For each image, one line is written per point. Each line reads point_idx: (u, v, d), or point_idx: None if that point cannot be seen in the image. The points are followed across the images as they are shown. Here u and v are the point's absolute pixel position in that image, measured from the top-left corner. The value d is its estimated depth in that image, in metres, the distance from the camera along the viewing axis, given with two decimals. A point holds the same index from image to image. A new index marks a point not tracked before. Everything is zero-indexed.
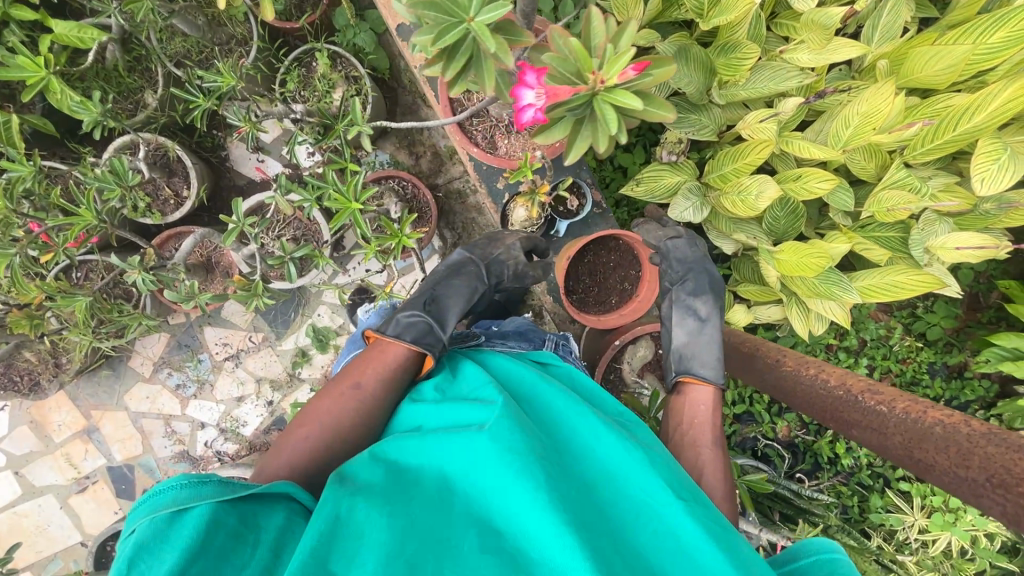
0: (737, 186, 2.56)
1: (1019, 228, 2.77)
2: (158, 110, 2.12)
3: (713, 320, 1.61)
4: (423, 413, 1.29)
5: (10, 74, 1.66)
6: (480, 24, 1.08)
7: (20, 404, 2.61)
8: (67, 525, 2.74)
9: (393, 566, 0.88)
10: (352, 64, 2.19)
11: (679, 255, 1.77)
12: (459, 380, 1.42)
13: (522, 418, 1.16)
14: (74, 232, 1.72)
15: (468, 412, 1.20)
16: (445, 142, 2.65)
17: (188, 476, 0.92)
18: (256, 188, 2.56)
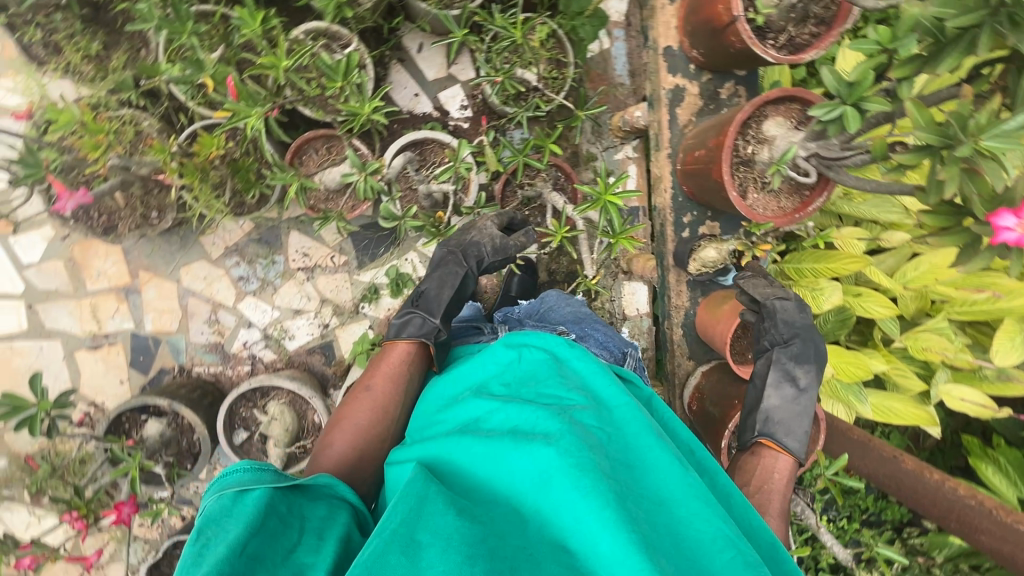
0: (813, 283, 2.51)
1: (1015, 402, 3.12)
2: (369, 10, 2.05)
3: (812, 392, 1.50)
4: (486, 407, 1.16)
5: None
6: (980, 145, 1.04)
7: (70, 237, 2.43)
8: (65, 377, 2.52)
9: (468, 568, 0.77)
10: (563, 48, 2.23)
11: (787, 317, 1.59)
12: (526, 376, 1.25)
13: (591, 431, 1.02)
14: (352, 124, 1.80)
15: (536, 416, 1.05)
16: (591, 147, 2.54)
17: (250, 463, 1.02)
18: (403, 118, 2.42)
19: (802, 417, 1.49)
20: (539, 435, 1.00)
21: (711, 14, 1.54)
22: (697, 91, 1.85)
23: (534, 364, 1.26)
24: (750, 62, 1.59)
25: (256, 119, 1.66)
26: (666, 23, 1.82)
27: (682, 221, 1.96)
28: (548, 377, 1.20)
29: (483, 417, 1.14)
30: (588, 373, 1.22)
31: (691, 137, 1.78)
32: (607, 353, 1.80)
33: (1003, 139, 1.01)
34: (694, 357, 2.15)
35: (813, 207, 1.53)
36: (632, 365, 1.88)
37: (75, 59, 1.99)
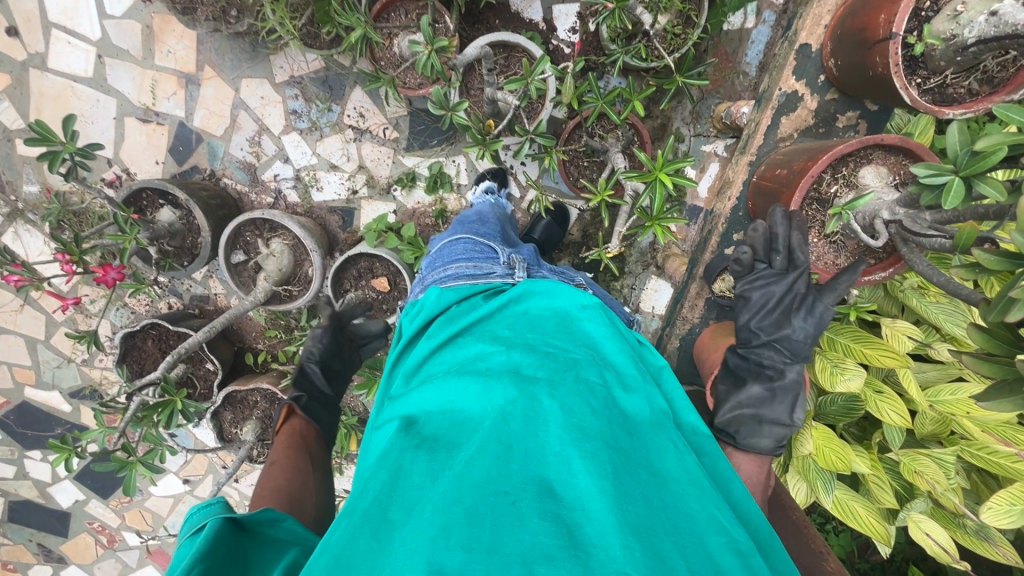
0: (838, 357, 2.25)
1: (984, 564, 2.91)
2: None
3: (784, 391, 1.34)
4: (487, 344, 1.11)
5: None
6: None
7: (153, 5, 2.41)
8: (110, 136, 2.61)
9: (450, 520, 0.72)
10: (699, 5, 1.98)
11: (763, 305, 1.40)
12: (537, 320, 1.18)
13: (592, 395, 0.97)
14: None
15: (539, 367, 1.00)
16: (679, 126, 2.33)
17: (211, 501, 1.08)
18: (506, 15, 2.26)
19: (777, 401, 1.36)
20: (539, 384, 0.96)
21: (869, 21, 1.31)
22: (813, 107, 1.63)
23: (542, 312, 1.20)
24: (885, 96, 1.37)
25: None
26: (817, 18, 1.57)
27: (731, 237, 1.80)
28: (555, 328, 1.14)
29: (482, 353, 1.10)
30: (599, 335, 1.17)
31: (784, 151, 1.59)
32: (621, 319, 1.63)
33: None
34: (680, 374, 2.04)
35: (867, 277, 1.37)
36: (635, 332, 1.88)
37: None
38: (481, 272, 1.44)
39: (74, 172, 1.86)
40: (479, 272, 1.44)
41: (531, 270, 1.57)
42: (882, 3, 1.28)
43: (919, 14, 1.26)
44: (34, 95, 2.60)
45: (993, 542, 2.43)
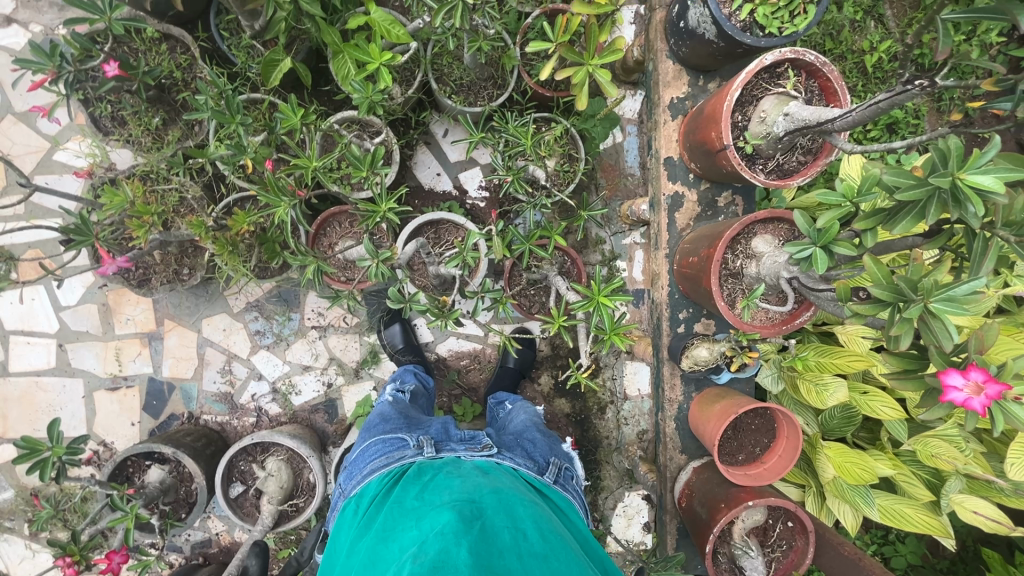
0: (816, 375, 2.37)
1: None
2: (400, 104, 2.24)
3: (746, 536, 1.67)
4: (403, 519, 1.21)
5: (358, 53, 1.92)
6: (935, 308, 0.98)
7: (105, 285, 2.61)
8: (81, 415, 2.65)
9: None
10: (576, 143, 2.39)
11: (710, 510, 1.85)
12: (446, 482, 1.32)
13: (493, 535, 1.10)
14: (368, 220, 1.90)
15: (444, 519, 1.12)
16: (597, 231, 2.63)
17: None
18: (423, 195, 2.60)
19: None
20: (449, 534, 1.07)
21: (706, 137, 1.67)
22: (696, 198, 1.96)
23: (448, 476, 1.34)
24: (744, 181, 1.71)
25: (285, 208, 1.80)
26: (668, 135, 1.95)
27: (678, 316, 2.03)
28: (460, 484, 1.28)
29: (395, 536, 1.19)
30: (502, 484, 1.33)
31: (688, 240, 1.89)
32: (531, 462, 1.63)
33: (953, 303, 0.96)
34: (687, 452, 2.15)
35: (799, 320, 1.59)
36: (559, 474, 1.68)
37: (135, 130, 2.22)
38: (392, 459, 1.54)
39: (63, 471, 1.90)
40: (391, 460, 1.53)
41: (442, 443, 1.60)
42: (709, 124, 1.64)
43: (737, 125, 1.63)
44: None
45: None
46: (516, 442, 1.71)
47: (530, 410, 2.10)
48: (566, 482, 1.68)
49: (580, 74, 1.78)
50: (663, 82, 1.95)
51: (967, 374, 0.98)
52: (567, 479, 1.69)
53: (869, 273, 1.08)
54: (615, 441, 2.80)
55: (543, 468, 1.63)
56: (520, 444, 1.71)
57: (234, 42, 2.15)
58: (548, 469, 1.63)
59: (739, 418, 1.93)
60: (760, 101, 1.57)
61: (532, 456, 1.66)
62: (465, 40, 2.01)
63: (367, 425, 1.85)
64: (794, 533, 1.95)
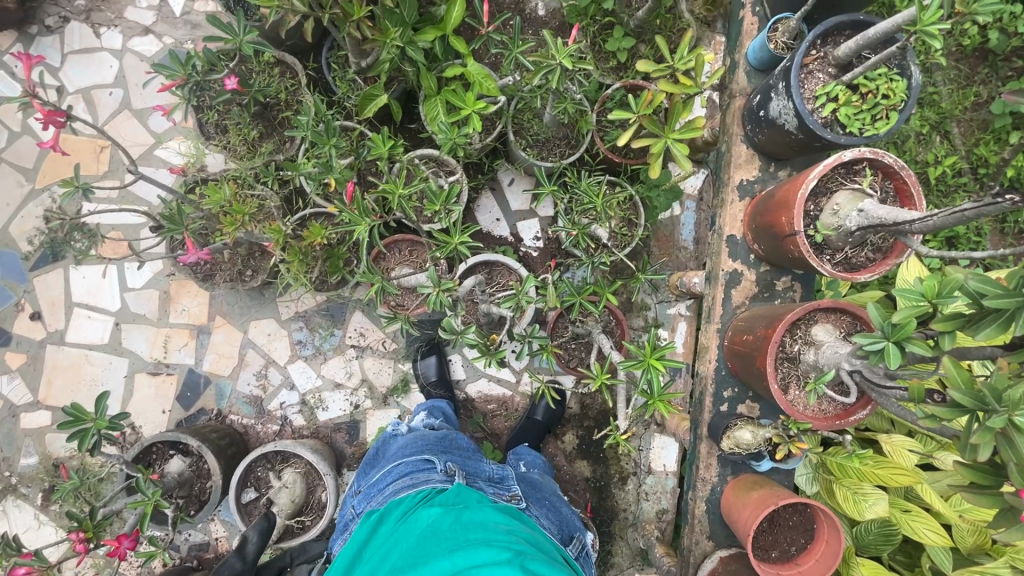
0: (857, 483, 2.23)
1: None
2: (477, 149, 2.38)
3: None
4: (437, 547, 1.18)
5: (451, 98, 2.09)
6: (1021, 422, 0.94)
7: (170, 275, 2.75)
8: (119, 394, 2.73)
9: None
10: (636, 210, 2.46)
11: None
12: (481, 518, 1.28)
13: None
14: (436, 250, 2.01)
15: (481, 558, 1.09)
16: (644, 298, 2.65)
17: None
18: (480, 237, 2.70)
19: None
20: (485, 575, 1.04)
21: (775, 220, 1.71)
22: (754, 278, 1.98)
23: (484, 512, 1.30)
24: (809, 268, 1.72)
25: (360, 227, 1.93)
26: (733, 215, 2.00)
27: (721, 394, 2.00)
28: (497, 524, 1.25)
29: (427, 562, 1.15)
30: (536, 538, 1.28)
31: (741, 320, 1.90)
32: (554, 530, 1.64)
33: None
34: (714, 538, 2.04)
35: (854, 417, 1.54)
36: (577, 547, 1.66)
37: (234, 139, 2.42)
38: (419, 480, 1.54)
39: (100, 444, 1.94)
40: (418, 479, 1.54)
41: (471, 479, 1.64)
42: (780, 209, 1.68)
43: (808, 214, 1.66)
44: (47, 369, 2.75)
45: None
46: (540, 501, 1.73)
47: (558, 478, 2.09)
48: (582, 561, 1.67)
49: (657, 146, 1.87)
50: (735, 163, 2.02)
51: None
52: (583, 558, 1.68)
53: (947, 376, 1.07)
54: (633, 515, 2.68)
55: (564, 541, 1.64)
56: (544, 506, 1.71)
57: (340, 75, 2.35)
58: (569, 544, 1.64)
59: (779, 508, 1.84)
60: (834, 194, 1.61)
61: (555, 523, 1.67)
62: (549, 100, 2.15)
63: (397, 444, 1.89)
64: None
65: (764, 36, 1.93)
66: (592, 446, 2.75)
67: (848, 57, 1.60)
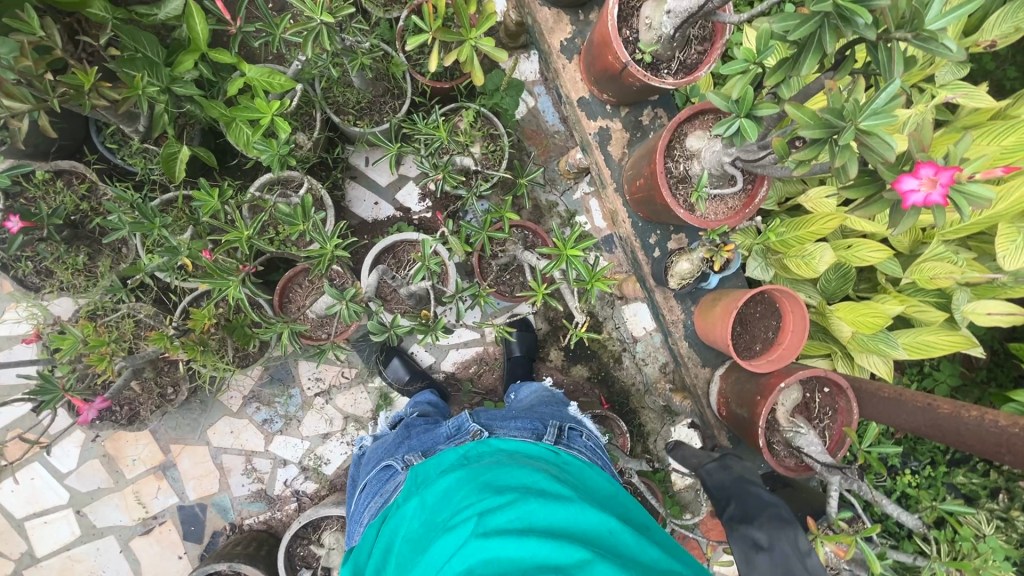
0: (798, 249, 2.38)
1: None
2: (310, 149, 2.21)
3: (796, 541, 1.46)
4: (414, 552, 1.17)
5: (246, 113, 1.88)
6: (864, 128, 1.00)
7: (98, 437, 2.53)
8: (127, 569, 2.57)
9: None
10: (492, 122, 2.38)
11: (716, 481, 1.82)
12: (441, 492, 1.26)
13: (496, 531, 1.03)
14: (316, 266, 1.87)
15: (446, 545, 1.07)
16: (547, 197, 2.64)
17: None
18: (369, 229, 2.57)
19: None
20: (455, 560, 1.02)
21: (605, 63, 1.68)
22: (621, 125, 1.97)
23: (440, 484, 1.28)
24: (656, 90, 1.72)
25: (234, 287, 1.78)
26: (572, 78, 1.95)
27: (648, 242, 2.04)
28: (455, 489, 1.22)
29: (412, 568, 1.14)
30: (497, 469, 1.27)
31: (628, 169, 1.90)
32: (526, 432, 1.60)
33: (881, 113, 0.98)
34: (709, 363, 2.16)
35: (758, 199, 1.60)
36: (562, 433, 1.66)
37: (64, 276, 2.16)
38: (388, 493, 1.52)
39: None
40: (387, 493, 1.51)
41: (432, 451, 1.62)
42: (602, 50, 1.64)
43: (628, 40, 1.63)
44: None
45: None
46: (507, 419, 1.70)
47: (537, 389, 2.09)
48: (571, 440, 1.65)
49: (465, 51, 1.76)
50: (548, 29, 1.94)
51: (918, 174, 1.03)
52: (571, 437, 1.66)
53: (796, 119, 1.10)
54: (642, 382, 2.82)
55: (542, 432, 1.61)
56: (512, 421, 1.69)
57: (126, 152, 2.08)
58: (547, 432, 1.61)
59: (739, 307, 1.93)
60: (639, 10, 1.58)
61: (527, 427, 1.64)
62: (345, 63, 1.98)
63: (365, 467, 1.84)
64: (831, 400, 1.91)
65: None
66: (577, 349, 2.83)
67: None
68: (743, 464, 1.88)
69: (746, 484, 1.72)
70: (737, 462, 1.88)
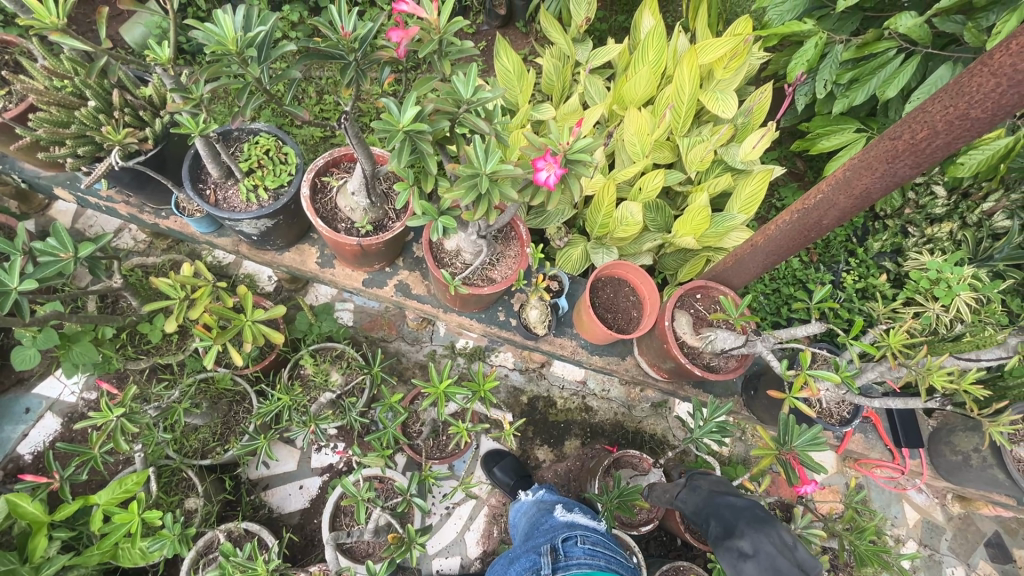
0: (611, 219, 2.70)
1: (777, 104, 3.66)
2: (206, 503, 2.16)
3: (759, 554, 1.50)
4: None
5: (115, 535, 1.81)
6: (491, 168, 1.34)
7: None
8: None
9: None
10: (331, 347, 2.52)
11: (691, 507, 1.86)
12: None
13: None
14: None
15: None
16: (423, 353, 2.83)
17: None
18: (312, 511, 2.48)
19: (800, 568, 1.45)
20: None
21: (351, 251, 1.93)
22: (409, 270, 2.22)
23: None
24: (401, 234, 2.01)
25: None
26: (348, 274, 2.18)
27: (504, 319, 2.24)
28: None
29: None
30: None
31: (437, 292, 2.12)
32: (528, 573, 1.74)
33: (490, 152, 1.34)
34: (626, 353, 2.31)
35: (525, 236, 1.89)
36: (555, 546, 1.78)
37: None
38: None
39: None
40: None
41: None
42: (342, 246, 1.90)
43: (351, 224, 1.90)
44: None
45: (752, 106, 3.10)
46: (512, 568, 1.84)
47: (523, 507, 2.19)
48: (569, 554, 1.75)
49: (250, 331, 1.92)
50: (303, 261, 2.19)
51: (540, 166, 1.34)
52: (569, 551, 1.76)
53: (455, 192, 1.40)
54: (620, 407, 2.97)
55: (539, 566, 1.72)
56: (514, 570, 1.83)
57: None
58: (543, 562, 1.72)
59: (595, 296, 2.16)
60: (339, 205, 1.88)
61: (526, 567, 1.77)
62: (176, 417, 2.05)
63: None
64: (710, 297, 2.16)
65: (185, 217, 2.00)
66: (553, 432, 2.86)
67: (224, 166, 1.84)
68: (707, 476, 1.95)
69: (715, 496, 1.77)
70: (701, 478, 1.94)
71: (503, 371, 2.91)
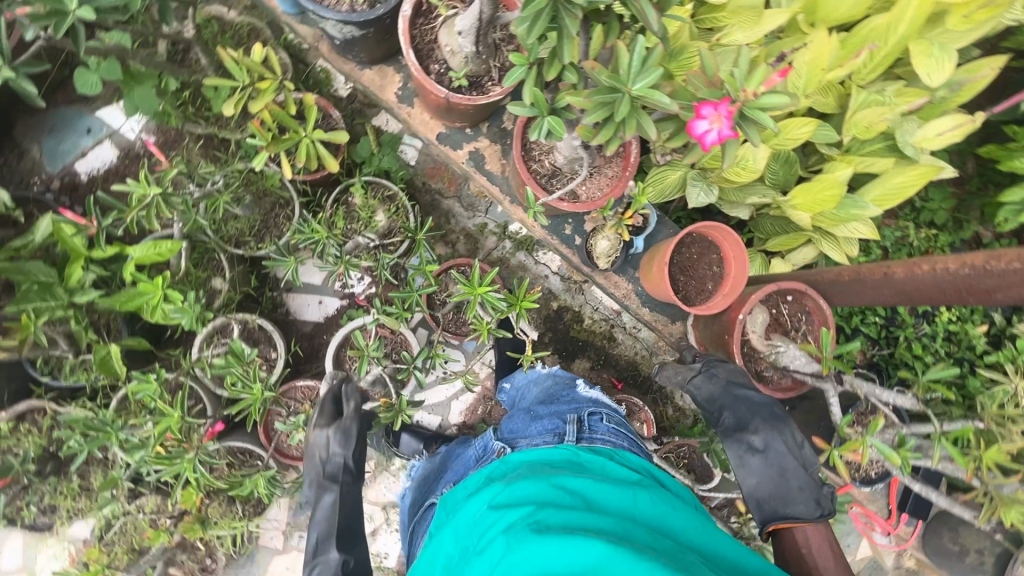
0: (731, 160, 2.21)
1: (998, 88, 2.84)
2: (230, 290, 2.21)
3: (772, 449, 1.61)
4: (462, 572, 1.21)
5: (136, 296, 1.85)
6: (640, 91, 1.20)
7: None
8: None
9: None
10: (383, 184, 2.34)
11: (703, 394, 1.77)
12: (472, 521, 1.30)
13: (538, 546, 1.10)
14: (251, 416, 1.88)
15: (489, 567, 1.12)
16: (474, 222, 2.66)
17: None
18: (324, 329, 2.56)
19: (804, 469, 1.57)
20: None
21: (436, 101, 1.65)
22: (489, 140, 1.94)
23: (472, 505, 1.34)
24: (495, 102, 1.71)
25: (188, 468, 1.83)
26: (423, 119, 1.92)
27: (569, 233, 2.00)
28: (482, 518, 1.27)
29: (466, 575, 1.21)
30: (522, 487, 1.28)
31: (512, 177, 1.87)
32: (549, 436, 1.67)
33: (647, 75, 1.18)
34: (679, 316, 2.10)
35: (632, 160, 1.61)
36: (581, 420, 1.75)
37: (66, 502, 2.17)
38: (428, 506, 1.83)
39: None
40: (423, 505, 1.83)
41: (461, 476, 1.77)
42: (426, 91, 1.61)
43: (443, 70, 1.59)
44: None
45: (970, 80, 2.33)
46: (533, 426, 1.78)
47: (535, 377, 2.21)
48: (594, 429, 1.72)
49: (305, 148, 1.76)
50: (379, 87, 1.92)
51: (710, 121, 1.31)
52: (594, 425, 1.73)
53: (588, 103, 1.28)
54: (643, 349, 2.83)
55: (563, 432, 1.66)
56: (526, 432, 1.77)
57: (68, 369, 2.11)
58: (569, 430, 1.67)
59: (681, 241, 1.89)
60: (437, 42, 1.56)
61: (548, 429, 1.71)
62: (217, 202, 1.99)
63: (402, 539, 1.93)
64: (801, 304, 1.88)
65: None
66: (569, 348, 2.79)
67: None
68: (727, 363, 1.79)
69: (735, 388, 1.70)
70: (720, 363, 1.78)
71: (545, 272, 2.75)
